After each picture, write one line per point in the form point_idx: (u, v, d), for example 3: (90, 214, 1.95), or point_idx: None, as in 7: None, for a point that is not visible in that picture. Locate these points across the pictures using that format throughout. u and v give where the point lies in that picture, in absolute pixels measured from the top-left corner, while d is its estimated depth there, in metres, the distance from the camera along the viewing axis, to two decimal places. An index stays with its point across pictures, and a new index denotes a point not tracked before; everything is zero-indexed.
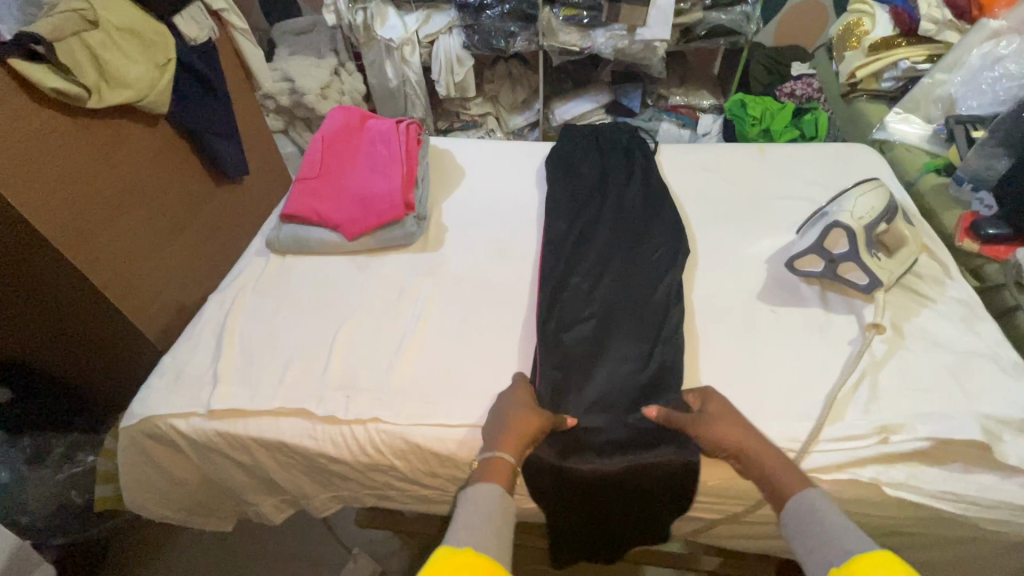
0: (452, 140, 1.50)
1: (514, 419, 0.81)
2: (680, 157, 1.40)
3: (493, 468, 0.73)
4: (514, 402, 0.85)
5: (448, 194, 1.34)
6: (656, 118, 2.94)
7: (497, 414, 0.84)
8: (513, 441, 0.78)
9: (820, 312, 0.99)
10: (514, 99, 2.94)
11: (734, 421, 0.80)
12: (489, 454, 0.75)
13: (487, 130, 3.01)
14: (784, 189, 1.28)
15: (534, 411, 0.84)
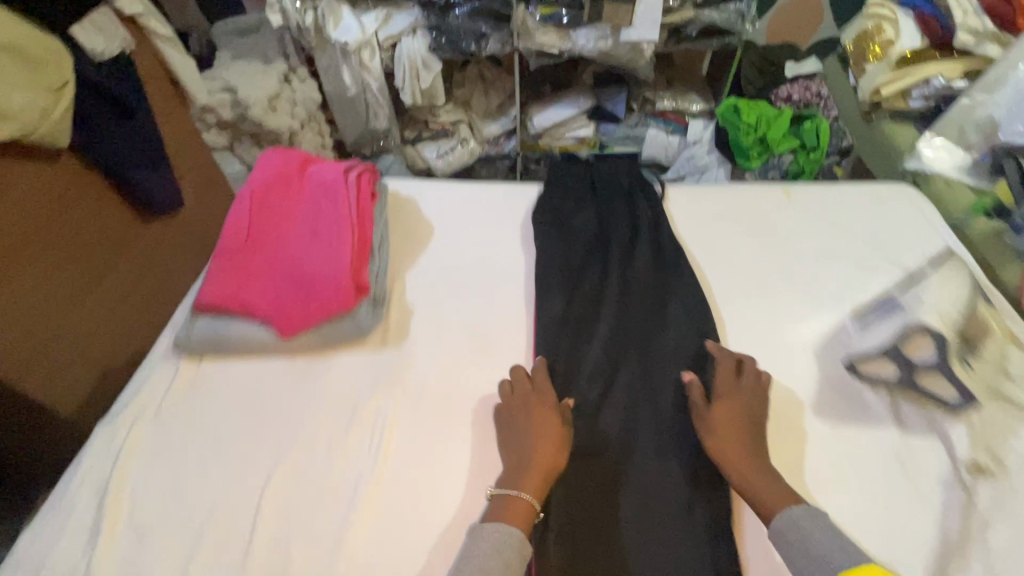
0: (414, 184, 1.23)
1: (535, 440, 0.77)
2: (691, 204, 1.16)
3: (511, 508, 0.72)
4: (530, 406, 0.81)
5: (413, 263, 1.08)
6: (642, 125, 2.49)
7: (514, 420, 0.80)
8: (535, 478, 0.75)
9: (895, 436, 0.79)
10: (488, 106, 2.42)
11: (733, 421, 0.78)
12: (509, 490, 0.74)
13: (460, 140, 2.44)
14: (823, 248, 1.05)
15: (554, 416, 0.80)
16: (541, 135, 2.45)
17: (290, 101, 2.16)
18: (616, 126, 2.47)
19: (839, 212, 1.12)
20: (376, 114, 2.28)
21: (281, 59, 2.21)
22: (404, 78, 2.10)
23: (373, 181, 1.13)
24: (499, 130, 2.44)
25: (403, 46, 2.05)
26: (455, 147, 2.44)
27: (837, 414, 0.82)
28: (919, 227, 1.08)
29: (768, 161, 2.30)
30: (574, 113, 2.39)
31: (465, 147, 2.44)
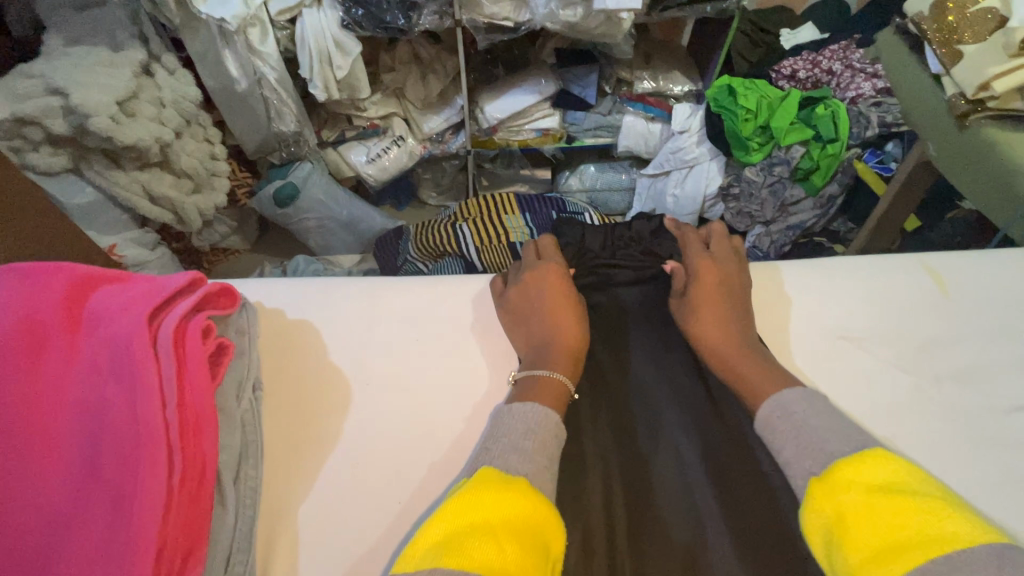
0: (310, 289, 0.72)
1: (547, 321, 0.65)
2: (785, 302, 0.71)
3: (542, 386, 0.59)
4: (543, 284, 0.69)
5: (313, 478, 0.57)
6: (618, 111, 1.84)
7: (531, 302, 0.68)
8: (564, 358, 0.62)
9: None
10: (427, 93, 1.66)
11: (704, 297, 0.68)
12: (535, 371, 0.61)
13: (395, 139, 1.74)
14: (1017, 386, 0.63)
15: (570, 292, 0.69)
16: (496, 130, 1.78)
17: (154, 101, 1.16)
18: (586, 115, 1.80)
19: (1019, 309, 0.69)
20: (281, 112, 1.46)
21: (139, 44, 1.20)
22: (310, 66, 1.36)
23: (221, 315, 0.60)
24: (444, 124, 1.74)
25: (305, 21, 1.30)
26: (391, 148, 1.75)
27: None
28: None
29: (772, 155, 1.71)
30: (534, 101, 1.71)
31: (403, 147, 1.75)
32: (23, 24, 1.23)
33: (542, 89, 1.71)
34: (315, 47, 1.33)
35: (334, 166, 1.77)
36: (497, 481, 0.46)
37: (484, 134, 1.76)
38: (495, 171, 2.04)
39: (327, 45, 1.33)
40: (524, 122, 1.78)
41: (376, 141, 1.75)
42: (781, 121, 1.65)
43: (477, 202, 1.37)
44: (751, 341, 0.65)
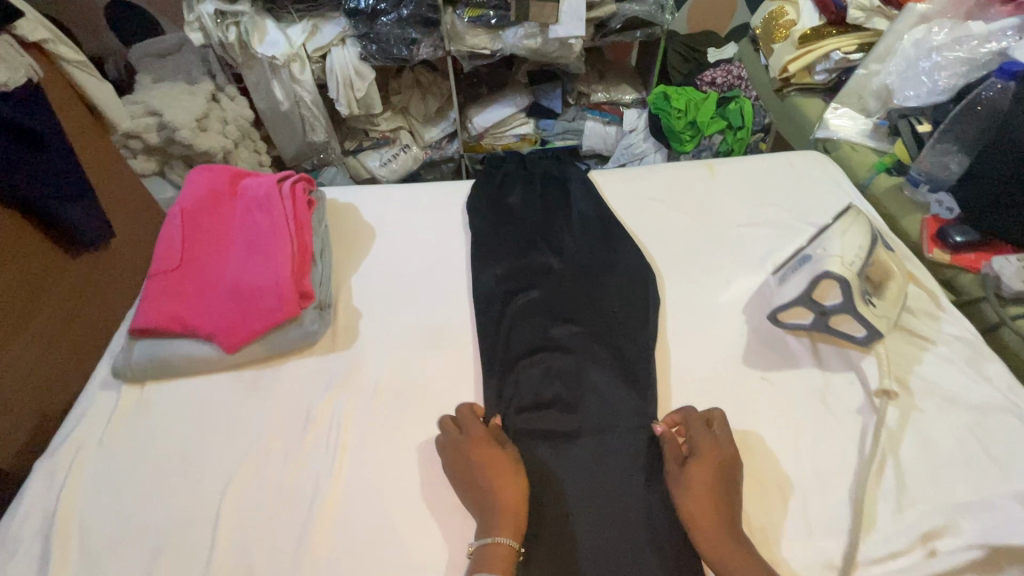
0: (351, 190, 1.25)
1: (489, 479, 0.75)
2: (621, 185, 1.22)
3: (491, 554, 0.68)
4: (479, 454, 0.77)
5: (358, 266, 1.08)
6: (580, 119, 2.36)
7: (471, 470, 0.76)
8: (507, 517, 0.71)
9: (817, 374, 0.85)
10: (427, 110, 2.24)
11: (705, 485, 0.71)
12: (485, 539, 0.70)
13: (402, 147, 2.29)
14: (745, 214, 1.13)
15: (503, 454, 0.78)
16: (482, 137, 2.34)
17: (220, 120, 1.75)
18: (553, 122, 2.34)
19: (760, 182, 1.20)
20: (314, 125, 2.02)
21: (209, 80, 1.82)
22: (337, 89, 1.92)
23: (308, 189, 1.14)
24: (441, 134, 2.30)
25: (334, 55, 1.88)
26: (399, 154, 2.29)
27: (767, 362, 0.88)
28: (829, 191, 1.16)
29: (700, 143, 2.24)
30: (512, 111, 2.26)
31: (409, 153, 2.30)
32: (119, 71, 1.89)
33: (519, 103, 2.27)
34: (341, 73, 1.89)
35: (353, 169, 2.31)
36: None
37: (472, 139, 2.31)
38: None
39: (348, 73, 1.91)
40: (507, 128, 2.33)
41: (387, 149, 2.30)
42: (702, 116, 2.18)
43: None
44: (595, 200, 1.16)
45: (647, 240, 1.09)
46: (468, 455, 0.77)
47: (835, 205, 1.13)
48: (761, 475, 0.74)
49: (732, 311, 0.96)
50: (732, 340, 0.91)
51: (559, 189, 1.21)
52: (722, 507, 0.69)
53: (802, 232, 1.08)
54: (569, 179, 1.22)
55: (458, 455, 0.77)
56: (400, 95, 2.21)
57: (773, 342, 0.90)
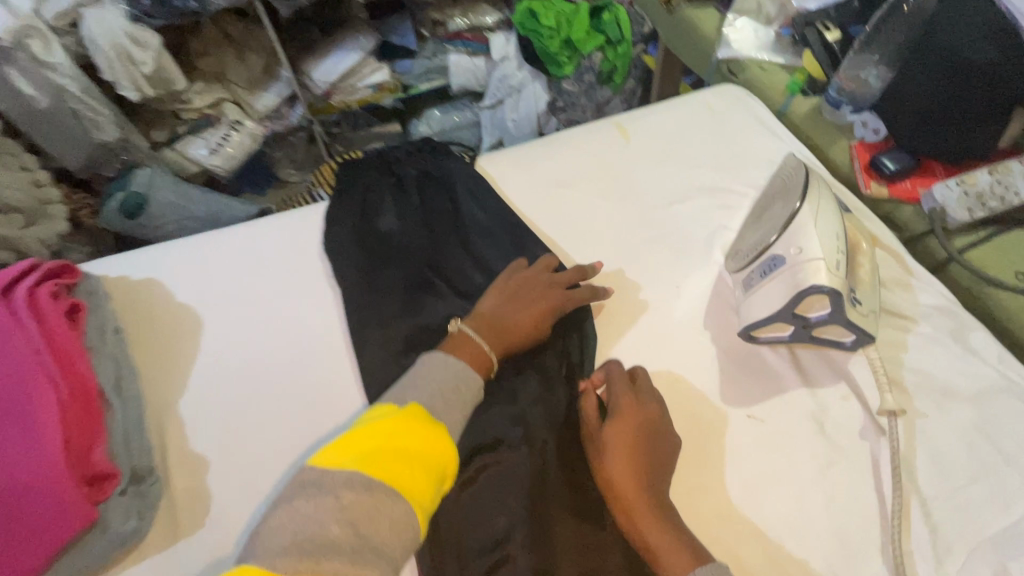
0: (147, 257, 0.86)
1: (525, 312, 0.73)
2: (519, 171, 0.95)
3: (462, 346, 0.68)
4: (537, 286, 0.76)
5: (184, 383, 0.75)
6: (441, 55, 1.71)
7: (506, 299, 0.75)
8: (494, 335, 0.71)
9: (806, 394, 0.71)
10: (251, 71, 1.59)
11: (622, 444, 0.64)
12: (473, 334, 0.70)
13: (231, 125, 1.59)
14: (675, 187, 0.92)
15: (550, 294, 0.75)
16: (330, 95, 1.65)
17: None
18: (412, 63, 1.69)
19: (682, 138, 0.98)
20: (96, 120, 1.30)
21: None
22: (109, 66, 1.27)
23: (67, 286, 0.75)
24: (277, 99, 1.62)
25: (88, 25, 1.23)
26: (230, 134, 1.59)
27: (748, 394, 0.72)
28: (762, 137, 0.98)
29: (580, 64, 1.66)
30: (359, 58, 1.59)
31: (243, 131, 1.60)
32: None
33: (365, 44, 1.59)
34: (108, 48, 1.24)
35: (175, 168, 1.58)
36: (420, 426, 0.56)
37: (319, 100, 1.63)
38: (347, 135, 1.81)
39: (122, 43, 1.25)
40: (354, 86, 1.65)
41: (212, 132, 1.59)
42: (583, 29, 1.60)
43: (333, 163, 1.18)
44: (495, 204, 0.89)
45: (570, 250, 0.87)
46: (515, 287, 0.76)
47: (774, 155, 0.95)
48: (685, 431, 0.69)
49: (693, 329, 0.78)
50: (701, 371, 0.74)
51: (443, 193, 0.91)
52: (641, 473, 0.62)
53: (743, 198, 0.90)
54: (453, 178, 0.92)
55: (504, 287, 0.76)
56: (206, 57, 1.54)
57: (749, 363, 0.74)
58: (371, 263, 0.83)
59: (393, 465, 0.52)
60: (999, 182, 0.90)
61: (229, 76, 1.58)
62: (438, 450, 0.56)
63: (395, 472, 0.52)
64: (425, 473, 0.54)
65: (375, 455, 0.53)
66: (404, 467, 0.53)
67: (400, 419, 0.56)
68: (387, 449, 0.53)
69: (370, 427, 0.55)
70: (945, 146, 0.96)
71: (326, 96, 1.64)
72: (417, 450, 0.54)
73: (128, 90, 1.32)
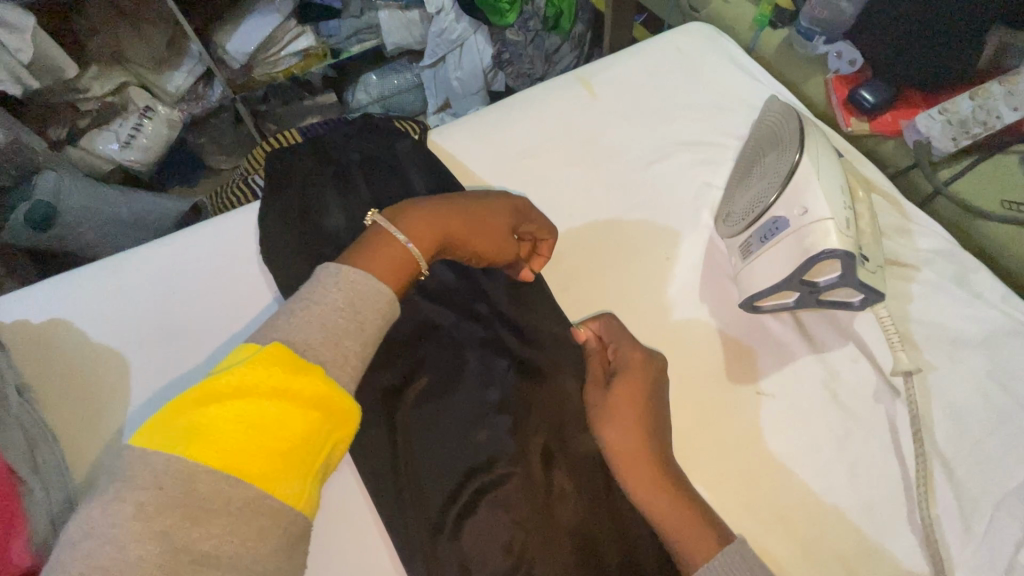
0: (47, 295, 0.72)
1: (465, 217, 0.63)
2: (479, 145, 0.84)
3: (385, 244, 0.57)
4: (484, 200, 0.65)
5: (121, 441, 0.64)
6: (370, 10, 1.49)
7: (451, 204, 0.63)
8: (430, 239, 0.60)
9: (816, 362, 0.66)
10: (153, 47, 1.35)
11: (628, 413, 0.58)
12: (396, 233, 0.58)
13: (141, 114, 1.39)
14: (651, 145, 0.84)
15: (499, 209, 0.66)
16: (251, 68, 1.45)
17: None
18: (338, 24, 1.47)
19: (652, 89, 0.89)
20: None
21: None
22: None
23: None
24: (189, 79, 1.41)
25: None
26: (143, 123, 1.40)
27: (755, 368, 0.66)
28: (737, 81, 0.89)
29: (522, 11, 1.47)
30: (275, 24, 1.39)
31: (156, 118, 1.41)
32: None
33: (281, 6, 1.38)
34: None
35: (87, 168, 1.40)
36: (284, 369, 0.44)
37: (238, 76, 1.44)
38: (275, 112, 1.61)
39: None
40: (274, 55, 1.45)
41: (120, 123, 1.39)
42: None
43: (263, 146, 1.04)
44: (456, 187, 0.78)
45: None
46: (465, 199, 0.64)
47: (754, 100, 0.87)
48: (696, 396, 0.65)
49: (689, 305, 0.71)
50: (705, 350, 0.68)
51: (394, 179, 0.80)
52: (653, 441, 0.57)
53: (725, 151, 0.82)
54: (405, 160, 0.81)
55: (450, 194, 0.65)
56: (97, 35, 1.30)
57: (751, 335, 0.68)
58: (321, 271, 0.72)
59: (241, 441, 0.41)
60: (981, 108, 0.84)
61: (129, 56, 1.35)
62: (321, 405, 0.45)
63: (244, 449, 0.41)
64: (297, 437, 0.43)
65: (215, 428, 0.41)
66: (256, 441, 0.42)
67: (266, 364, 0.44)
68: (236, 420, 0.42)
69: (227, 381, 0.44)
70: (926, 69, 0.90)
71: (247, 69, 1.44)
72: (277, 419, 0.43)
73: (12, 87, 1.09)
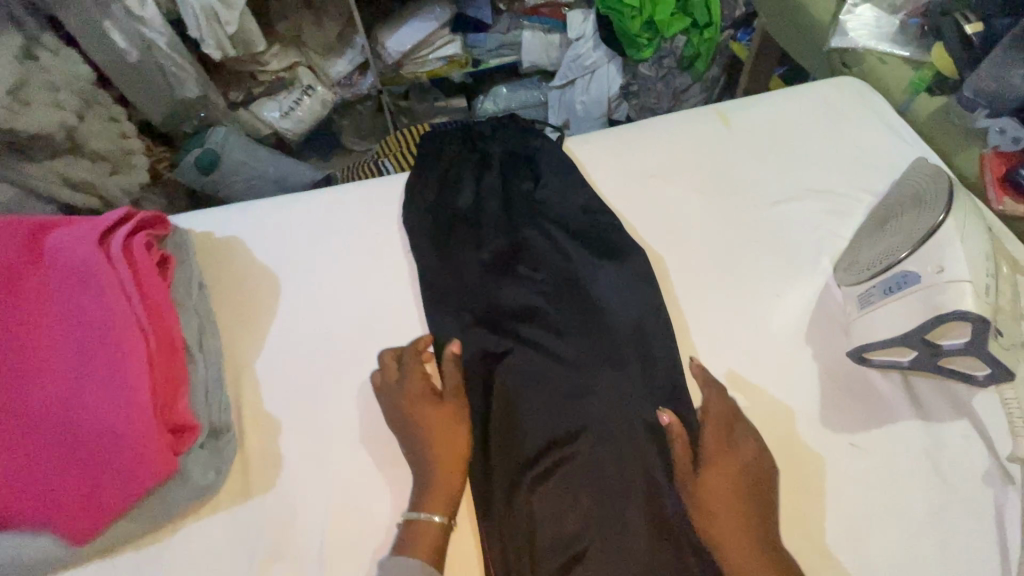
0: (228, 214, 0.86)
1: (427, 433, 0.64)
2: (611, 158, 0.89)
3: (425, 534, 0.59)
4: (424, 406, 0.65)
5: (263, 343, 0.75)
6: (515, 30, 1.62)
7: (407, 429, 0.65)
8: (449, 491, 0.62)
9: (920, 425, 0.64)
10: (325, 35, 1.57)
11: (725, 486, 0.59)
12: (414, 515, 0.60)
13: (303, 90, 1.59)
14: (780, 186, 0.85)
15: (448, 403, 0.66)
16: (400, 66, 1.61)
17: (47, 86, 0.97)
18: (485, 37, 1.60)
19: (789, 133, 0.90)
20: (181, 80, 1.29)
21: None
22: (196, 26, 1.26)
23: (159, 236, 0.76)
24: (349, 66, 1.60)
25: None
26: (303, 99, 1.60)
27: (852, 418, 0.65)
28: (880, 141, 0.88)
29: (660, 49, 1.52)
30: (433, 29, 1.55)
31: (315, 97, 1.60)
32: None
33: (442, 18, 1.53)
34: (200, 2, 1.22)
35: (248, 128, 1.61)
36: None
37: (390, 71, 1.61)
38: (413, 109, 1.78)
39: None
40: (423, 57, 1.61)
41: (285, 95, 1.60)
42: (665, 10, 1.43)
43: (396, 138, 1.18)
44: (582, 191, 0.83)
45: (654, 244, 0.81)
46: (400, 410, 0.66)
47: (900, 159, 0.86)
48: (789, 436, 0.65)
49: (792, 343, 0.71)
50: (801, 388, 0.68)
51: (528, 173, 0.87)
52: (754, 532, 0.57)
53: (856, 205, 0.82)
54: (539, 160, 0.88)
55: (411, 434, 0.65)
56: (286, 19, 1.53)
57: (853, 386, 0.67)
58: (450, 241, 0.80)
59: None
60: None
61: (304, 40, 1.57)
62: None
63: None
64: None
65: None
66: None
67: None
68: None
69: None
70: None
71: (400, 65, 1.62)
72: None
73: (210, 48, 1.31)
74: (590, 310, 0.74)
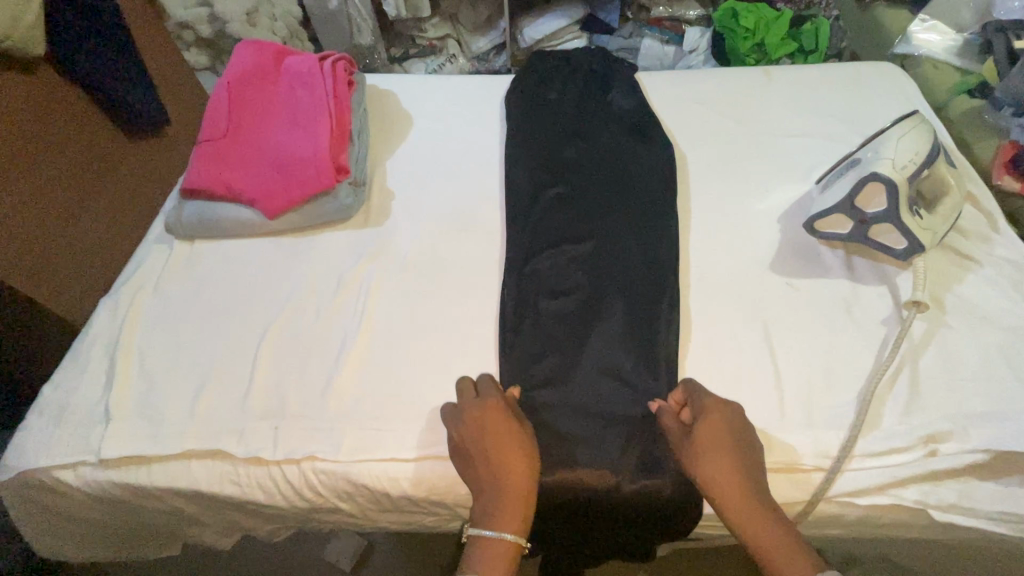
0: (387, 75, 1.23)
1: (487, 461, 0.67)
2: (667, 87, 1.15)
3: (488, 555, 0.61)
4: (487, 438, 0.68)
5: (395, 149, 1.09)
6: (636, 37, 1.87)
7: (469, 454, 0.68)
8: (517, 511, 0.64)
9: (846, 284, 0.83)
10: (476, 18, 1.86)
11: (718, 446, 0.65)
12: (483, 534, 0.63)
13: (447, 58, 1.91)
14: (797, 126, 1.05)
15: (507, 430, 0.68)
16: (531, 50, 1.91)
17: (269, 17, 1.54)
18: (609, 38, 1.87)
19: (820, 92, 1.10)
20: (361, 27, 1.70)
21: None
22: None
23: (348, 69, 1.13)
24: (489, 45, 1.90)
25: None
26: (446, 65, 1.92)
27: (794, 270, 0.86)
28: (895, 111, 1.06)
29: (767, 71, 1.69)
30: (565, 24, 1.84)
31: (455, 65, 1.92)
32: None
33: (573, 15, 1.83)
34: None
35: None
36: None
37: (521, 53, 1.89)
38: None
39: None
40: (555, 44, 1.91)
41: (433, 59, 1.93)
42: (773, 38, 1.63)
43: None
44: (636, 101, 1.09)
45: (682, 145, 1.05)
46: (463, 428, 0.69)
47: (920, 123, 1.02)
48: (741, 272, 0.87)
49: (765, 222, 0.92)
50: (761, 249, 0.89)
51: (599, 83, 1.14)
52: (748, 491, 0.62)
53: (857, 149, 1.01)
54: (609, 78, 1.15)
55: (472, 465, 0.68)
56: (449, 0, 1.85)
57: (802, 253, 0.87)
58: (530, 112, 1.09)
59: None
60: None
61: (459, 20, 1.90)
62: None
63: None
64: None
65: None
66: None
67: None
68: None
69: None
70: None
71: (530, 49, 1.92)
72: None
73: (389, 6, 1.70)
74: (618, 172, 0.99)
